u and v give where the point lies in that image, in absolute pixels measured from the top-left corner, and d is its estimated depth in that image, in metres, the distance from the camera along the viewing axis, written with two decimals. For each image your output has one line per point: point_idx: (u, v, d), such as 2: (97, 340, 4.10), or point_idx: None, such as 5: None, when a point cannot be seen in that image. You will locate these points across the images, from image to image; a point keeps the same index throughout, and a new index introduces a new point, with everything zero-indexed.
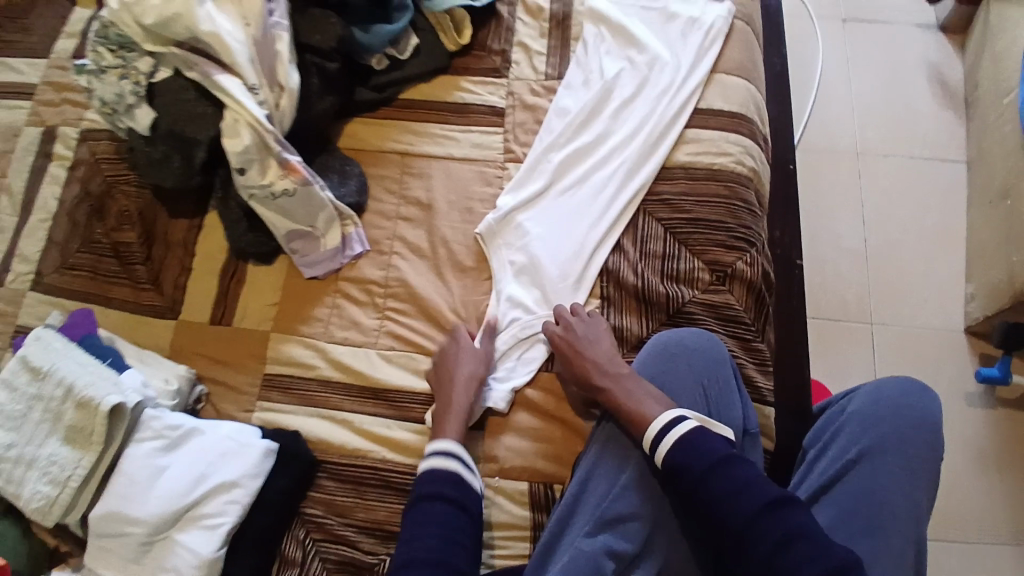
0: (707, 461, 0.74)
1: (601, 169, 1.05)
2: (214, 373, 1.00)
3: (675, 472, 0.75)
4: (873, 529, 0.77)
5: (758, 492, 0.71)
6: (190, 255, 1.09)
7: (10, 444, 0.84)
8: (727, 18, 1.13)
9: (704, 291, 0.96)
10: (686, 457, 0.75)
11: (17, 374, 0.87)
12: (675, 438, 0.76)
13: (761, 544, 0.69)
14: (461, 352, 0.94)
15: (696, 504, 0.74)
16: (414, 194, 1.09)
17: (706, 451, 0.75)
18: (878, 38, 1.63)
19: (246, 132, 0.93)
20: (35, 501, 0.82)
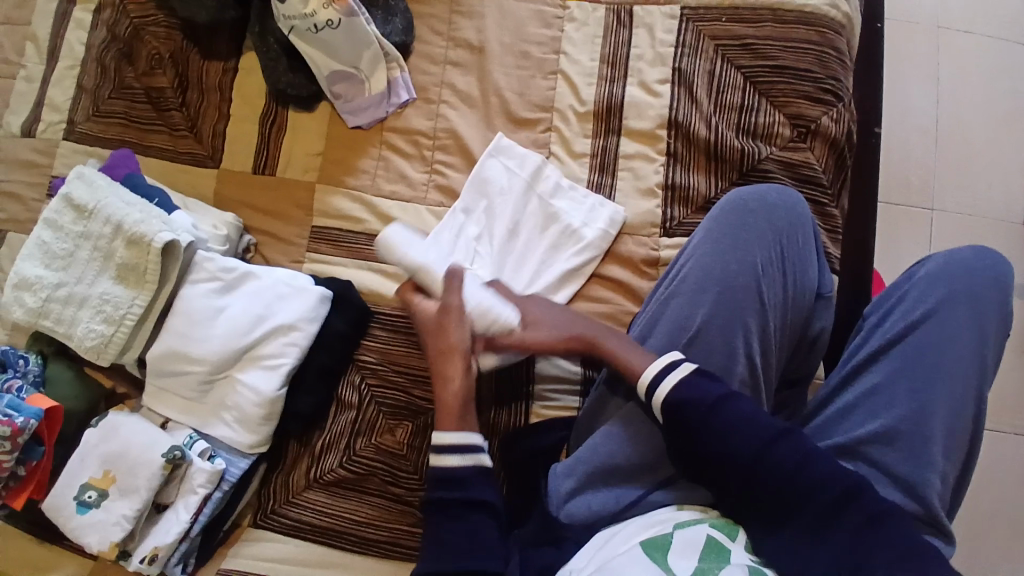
0: (711, 397, 0.68)
1: (519, 253, 0.91)
2: (261, 223, 0.98)
3: (676, 414, 0.69)
4: (928, 382, 0.77)
5: (765, 422, 0.67)
6: (227, 101, 1.02)
7: (60, 282, 0.82)
8: (609, 234, 0.90)
9: (782, 148, 0.90)
10: (686, 398, 0.68)
11: (62, 213, 0.84)
12: (667, 396, 0.69)
13: (772, 476, 0.66)
14: (450, 320, 0.79)
15: (691, 443, 0.69)
16: (464, 35, 1.00)
17: (706, 389, 0.68)
18: None
19: None
20: (90, 339, 0.81)
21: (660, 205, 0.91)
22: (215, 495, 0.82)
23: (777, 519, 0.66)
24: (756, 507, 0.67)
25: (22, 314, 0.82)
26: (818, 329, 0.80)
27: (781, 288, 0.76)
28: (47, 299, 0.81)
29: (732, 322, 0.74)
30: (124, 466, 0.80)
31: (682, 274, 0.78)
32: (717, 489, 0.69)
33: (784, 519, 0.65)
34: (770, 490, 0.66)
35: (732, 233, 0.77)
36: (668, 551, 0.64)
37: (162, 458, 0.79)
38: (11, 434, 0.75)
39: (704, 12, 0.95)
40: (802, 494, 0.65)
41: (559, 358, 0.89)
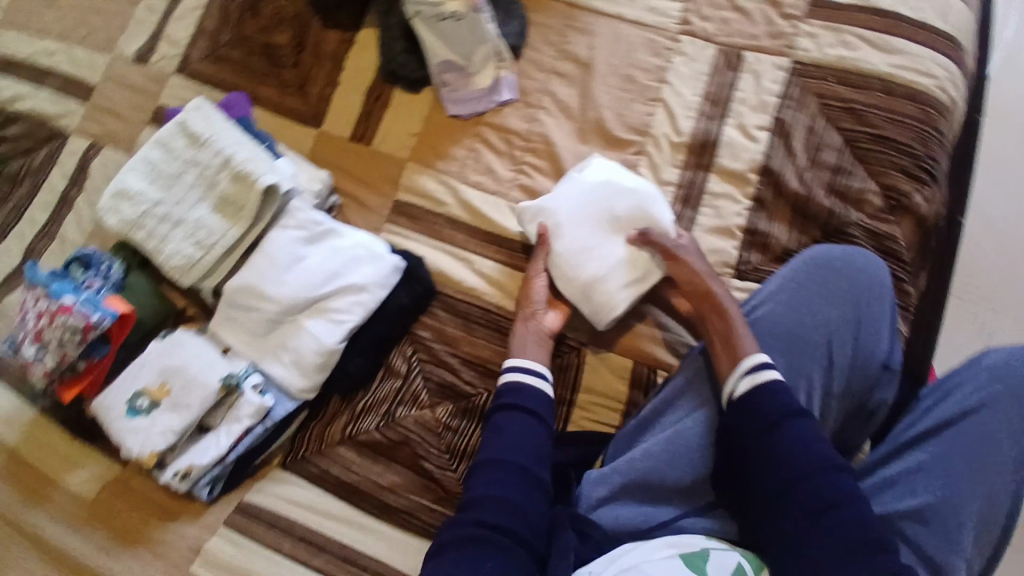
0: (779, 411, 0.70)
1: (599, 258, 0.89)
2: (348, 187, 1.03)
3: (747, 413, 0.72)
4: (974, 467, 0.76)
5: (819, 452, 0.67)
6: (337, 69, 1.07)
7: (160, 200, 0.86)
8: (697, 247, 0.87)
9: (870, 216, 0.91)
10: (762, 400, 0.71)
11: (176, 136, 0.88)
12: (759, 383, 0.72)
13: (801, 504, 0.66)
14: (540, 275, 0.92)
15: (746, 457, 0.71)
16: (574, 49, 1.03)
17: (779, 404, 0.70)
18: None
19: None
20: (178, 259, 0.85)
21: (737, 247, 0.91)
22: (257, 429, 0.85)
23: (794, 548, 0.65)
24: (780, 531, 0.66)
25: (116, 222, 0.86)
26: (877, 401, 0.78)
27: (852, 348, 0.78)
28: (143, 213, 0.86)
29: (797, 370, 0.78)
30: (181, 382, 0.83)
31: (758, 314, 0.81)
32: (752, 511, 0.70)
33: (802, 548, 0.64)
34: (798, 517, 0.66)
35: (813, 285, 0.80)
36: (705, 561, 0.66)
37: (219, 382, 0.83)
38: (83, 328, 0.79)
39: (815, 70, 0.98)
40: (829, 527, 0.64)
41: (609, 373, 0.91)
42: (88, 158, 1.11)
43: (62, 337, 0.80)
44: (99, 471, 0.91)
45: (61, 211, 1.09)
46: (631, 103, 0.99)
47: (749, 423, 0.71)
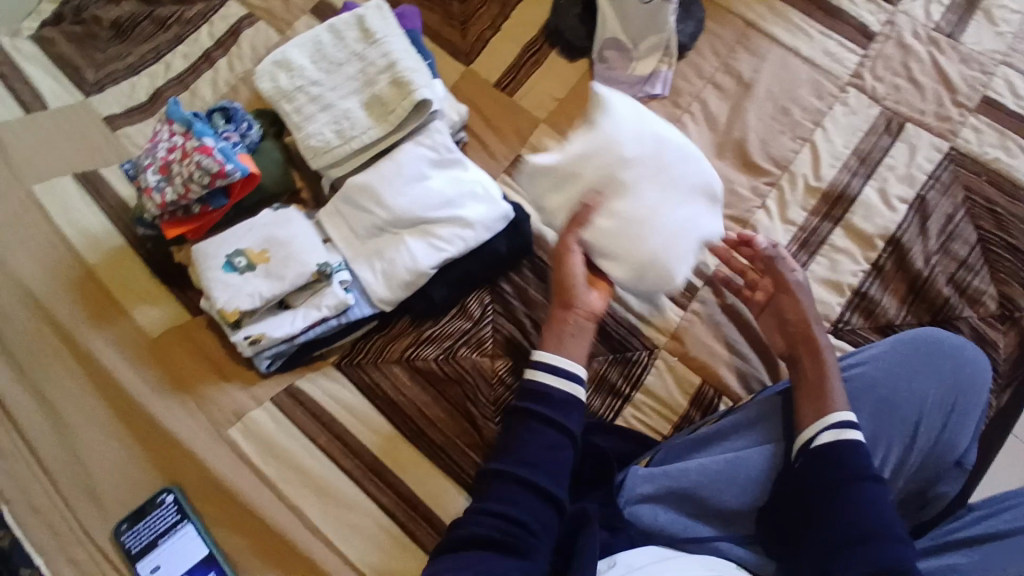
0: (860, 469, 0.73)
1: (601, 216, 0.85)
2: (478, 128, 1.04)
3: (825, 462, 0.75)
4: None
5: (888, 517, 0.71)
6: (502, 16, 1.09)
7: (317, 82, 0.89)
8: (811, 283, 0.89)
9: (981, 319, 0.88)
10: (849, 454, 0.74)
11: (349, 27, 0.91)
12: (843, 437, 0.75)
13: (861, 559, 0.69)
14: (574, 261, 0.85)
15: (813, 501, 0.74)
16: (738, 67, 1.02)
17: (860, 463, 0.74)
18: None
19: None
20: (316, 141, 0.88)
21: (842, 305, 0.90)
22: (330, 321, 0.87)
23: None
24: None
25: (269, 87, 0.89)
26: (938, 492, 0.81)
27: (937, 434, 0.80)
28: (298, 88, 0.89)
29: (880, 436, 0.80)
30: (282, 254, 0.85)
31: (854, 374, 0.83)
32: (804, 553, 0.73)
33: None
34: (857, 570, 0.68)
35: (915, 363, 0.82)
36: None
37: (315, 266, 0.85)
38: (214, 173, 0.80)
39: (970, 162, 0.95)
40: None
41: (673, 385, 0.91)
42: (241, 26, 1.12)
43: (190, 175, 0.80)
44: (168, 314, 0.92)
45: (200, 67, 1.09)
46: (779, 134, 0.98)
47: (827, 473, 0.74)
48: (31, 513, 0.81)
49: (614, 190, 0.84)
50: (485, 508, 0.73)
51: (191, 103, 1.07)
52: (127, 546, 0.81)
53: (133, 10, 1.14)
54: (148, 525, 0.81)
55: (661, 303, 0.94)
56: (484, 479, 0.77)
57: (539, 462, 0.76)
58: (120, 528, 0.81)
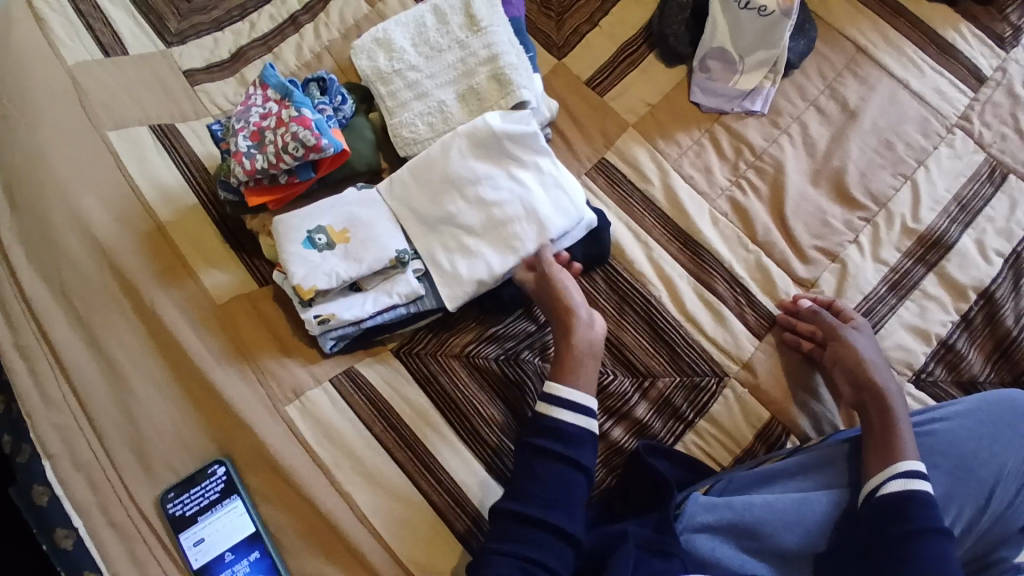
0: (926, 523, 0.69)
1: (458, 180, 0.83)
2: (563, 125, 1.01)
3: (892, 514, 0.70)
4: None
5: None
6: (602, 13, 1.06)
7: (415, 66, 0.85)
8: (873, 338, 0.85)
9: None
10: (919, 507, 0.70)
11: (455, 10, 0.86)
12: (908, 488, 0.71)
13: None
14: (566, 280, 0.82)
15: (877, 553, 0.69)
16: (844, 94, 0.98)
17: (925, 517, 0.69)
18: None
19: None
20: (407, 130, 0.84)
21: (928, 354, 0.86)
22: (399, 309, 0.84)
23: None
24: None
25: (366, 67, 0.86)
26: (998, 556, 0.76)
27: (1008, 500, 0.75)
28: (396, 71, 0.85)
29: (954, 494, 0.75)
30: (363, 235, 0.83)
31: (933, 428, 0.77)
32: None
33: None
34: None
35: (991, 425, 0.77)
36: None
37: (394, 253, 0.82)
38: (309, 146, 0.78)
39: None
40: None
41: (740, 417, 0.87)
42: None
43: (285, 144, 0.79)
44: (233, 282, 0.91)
45: (288, 29, 1.13)
46: (880, 167, 0.94)
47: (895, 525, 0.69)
48: (72, 469, 0.80)
49: (499, 215, 0.83)
50: (500, 547, 0.70)
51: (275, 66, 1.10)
52: (171, 514, 0.79)
53: None
54: (194, 494, 0.80)
55: (735, 329, 0.91)
56: (496, 518, 0.73)
57: (552, 501, 0.73)
58: (166, 495, 0.80)
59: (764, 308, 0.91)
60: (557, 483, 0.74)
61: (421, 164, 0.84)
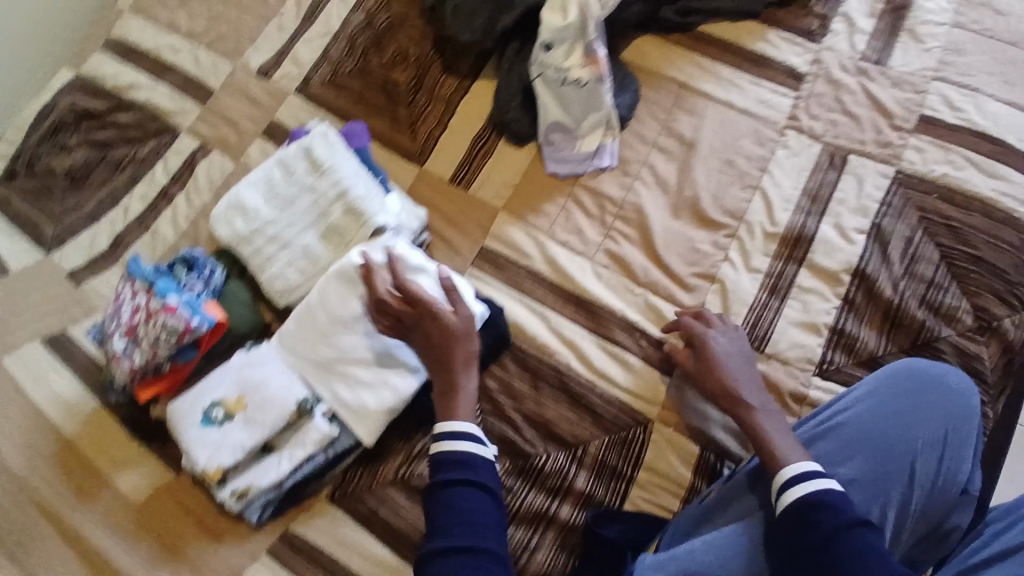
0: (840, 519, 0.68)
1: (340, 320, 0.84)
2: (437, 227, 1.05)
3: (805, 519, 0.69)
4: None
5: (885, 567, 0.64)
6: (449, 114, 1.11)
7: (272, 220, 0.86)
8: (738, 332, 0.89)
9: (961, 334, 0.89)
10: (828, 505, 0.69)
11: (297, 158, 0.87)
12: (812, 488, 0.70)
13: None
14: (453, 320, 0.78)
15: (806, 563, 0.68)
16: (679, 128, 1.05)
17: (840, 511, 0.68)
18: None
19: (575, 11, 0.98)
20: (279, 283, 0.86)
21: (822, 344, 0.90)
22: (317, 457, 0.84)
23: None
24: None
25: (226, 233, 0.87)
26: (951, 524, 0.76)
27: (935, 471, 0.75)
28: (255, 231, 0.86)
29: (878, 483, 0.75)
30: (260, 397, 0.84)
31: (840, 421, 0.79)
32: None
33: None
34: None
35: (888, 401, 0.79)
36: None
37: (295, 404, 0.83)
38: (180, 331, 0.80)
39: (919, 182, 0.97)
40: None
41: (675, 458, 0.88)
42: (194, 158, 1.19)
43: (159, 336, 0.81)
44: (148, 478, 0.89)
45: (161, 205, 1.16)
46: (729, 185, 1.00)
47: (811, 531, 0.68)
48: None
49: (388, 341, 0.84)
50: None
51: (156, 244, 1.13)
52: None
53: (89, 158, 1.20)
54: None
55: (645, 374, 0.93)
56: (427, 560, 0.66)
57: (480, 524, 0.68)
58: None
59: (668, 345, 0.94)
60: (478, 506, 0.69)
61: (300, 314, 0.85)
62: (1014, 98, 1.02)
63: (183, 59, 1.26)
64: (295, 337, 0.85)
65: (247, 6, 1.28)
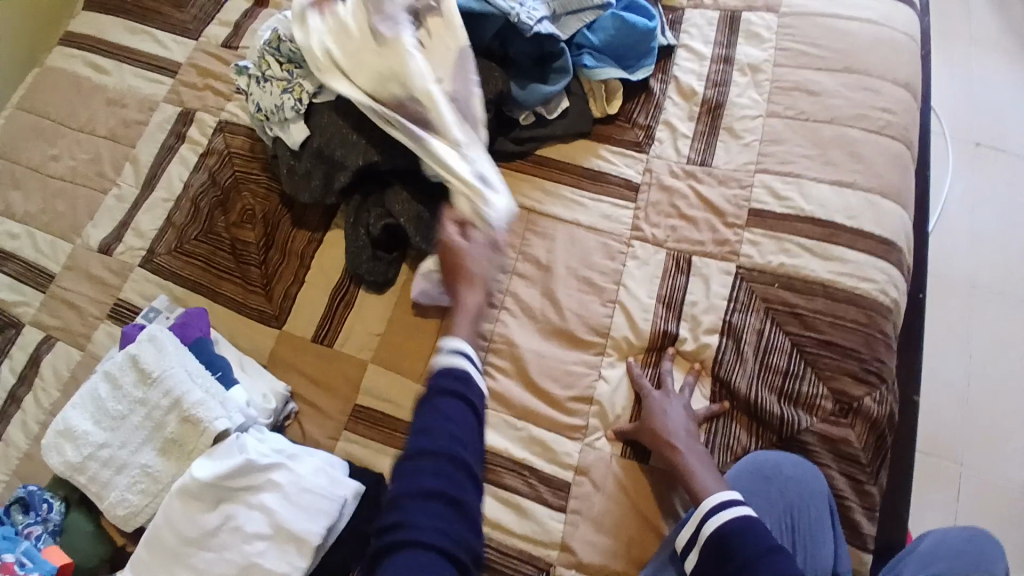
0: (761, 547, 0.77)
1: (198, 541, 0.78)
2: (307, 392, 1.01)
3: (725, 551, 0.78)
4: None
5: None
6: (304, 268, 1.10)
7: (104, 442, 0.82)
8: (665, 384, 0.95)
9: (823, 420, 0.93)
10: (741, 536, 0.78)
11: (123, 369, 0.84)
12: (723, 525, 0.80)
13: None
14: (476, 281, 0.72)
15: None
16: (533, 252, 1.07)
17: (761, 536, 0.78)
18: (1001, 174, 1.55)
19: (465, 200, 0.89)
20: (120, 508, 0.80)
21: None
22: None
23: None
24: None
25: (58, 463, 0.81)
26: None
27: None
28: (87, 457, 0.81)
29: None
30: None
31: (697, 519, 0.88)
32: None
33: None
34: None
35: (757, 481, 0.90)
36: None
37: None
38: None
39: (760, 275, 1.00)
40: None
41: None
42: (39, 351, 1.11)
43: None
44: None
45: (8, 409, 1.07)
46: (587, 300, 1.03)
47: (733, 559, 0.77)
48: None
49: (250, 552, 0.78)
50: None
51: (5, 456, 1.04)
52: None
53: None
54: None
55: (537, 514, 0.91)
56: None
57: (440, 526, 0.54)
58: None
59: (555, 479, 0.93)
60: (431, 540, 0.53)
61: (150, 541, 0.79)
62: (838, 175, 1.05)
63: (17, 245, 1.19)
64: (147, 569, 0.78)
65: (82, 180, 1.23)
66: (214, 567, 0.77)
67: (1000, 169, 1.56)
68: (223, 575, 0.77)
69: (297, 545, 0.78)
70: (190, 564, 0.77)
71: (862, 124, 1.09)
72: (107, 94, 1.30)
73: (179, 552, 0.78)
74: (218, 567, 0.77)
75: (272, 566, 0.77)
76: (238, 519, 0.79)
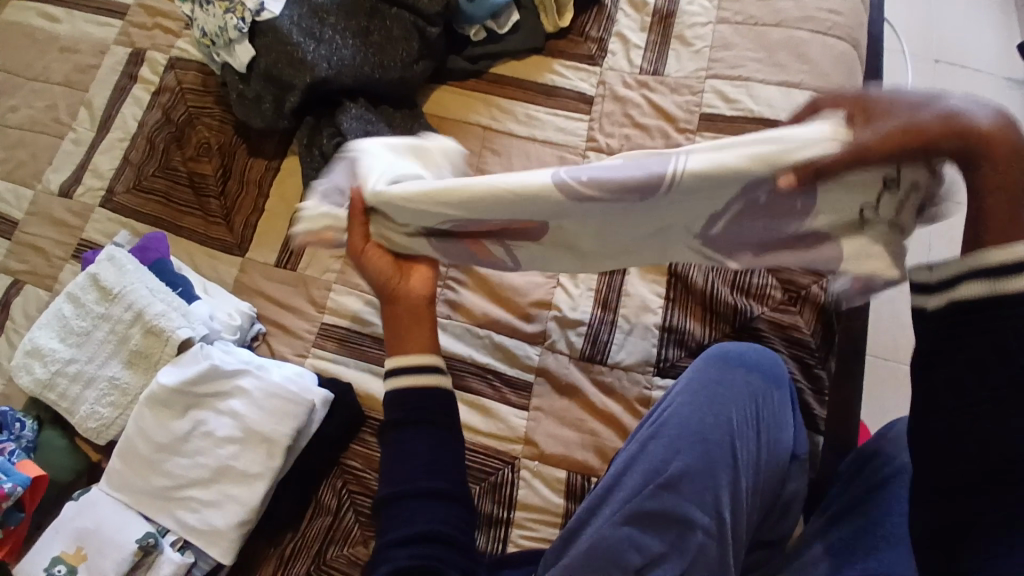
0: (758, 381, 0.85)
1: (174, 445, 0.82)
2: (272, 315, 1.02)
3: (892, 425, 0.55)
4: None
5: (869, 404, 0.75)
6: (263, 196, 1.10)
7: (72, 358, 0.86)
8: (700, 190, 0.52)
9: (773, 309, 0.97)
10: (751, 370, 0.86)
11: (85, 288, 0.88)
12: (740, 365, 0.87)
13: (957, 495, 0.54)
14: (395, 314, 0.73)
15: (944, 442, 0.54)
16: (490, 169, 1.07)
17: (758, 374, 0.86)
18: (960, 87, 1.56)
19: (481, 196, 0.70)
20: (91, 421, 0.84)
21: (656, 344, 0.96)
22: None
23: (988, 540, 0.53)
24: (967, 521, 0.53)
25: (28, 381, 0.85)
26: (789, 492, 0.83)
27: (755, 446, 0.82)
28: (55, 373, 0.85)
29: (705, 475, 0.79)
30: (97, 544, 0.79)
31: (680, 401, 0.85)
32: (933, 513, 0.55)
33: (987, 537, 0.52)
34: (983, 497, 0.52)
35: (715, 372, 0.85)
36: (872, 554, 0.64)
37: (135, 544, 0.78)
38: None
39: None
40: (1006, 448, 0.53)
41: (544, 487, 0.90)
42: (6, 297, 1.10)
43: None
44: None
45: None
46: None
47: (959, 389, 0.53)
48: None
49: (224, 454, 0.81)
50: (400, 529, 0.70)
51: None
52: None
53: None
54: None
55: (502, 413, 0.94)
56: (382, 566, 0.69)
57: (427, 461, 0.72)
58: None
59: (519, 380, 0.96)
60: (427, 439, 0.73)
61: (127, 449, 0.83)
62: (786, 77, 1.06)
63: None
64: (126, 477, 0.82)
65: (35, 127, 1.21)
66: (191, 469, 0.81)
67: (959, 81, 1.57)
68: (200, 476, 0.81)
69: (268, 446, 0.81)
70: (167, 467, 0.81)
71: (809, 26, 1.09)
72: (55, 40, 1.27)
73: (157, 457, 0.82)
74: (195, 470, 0.81)
75: (245, 467, 0.81)
76: (208, 423, 0.82)
